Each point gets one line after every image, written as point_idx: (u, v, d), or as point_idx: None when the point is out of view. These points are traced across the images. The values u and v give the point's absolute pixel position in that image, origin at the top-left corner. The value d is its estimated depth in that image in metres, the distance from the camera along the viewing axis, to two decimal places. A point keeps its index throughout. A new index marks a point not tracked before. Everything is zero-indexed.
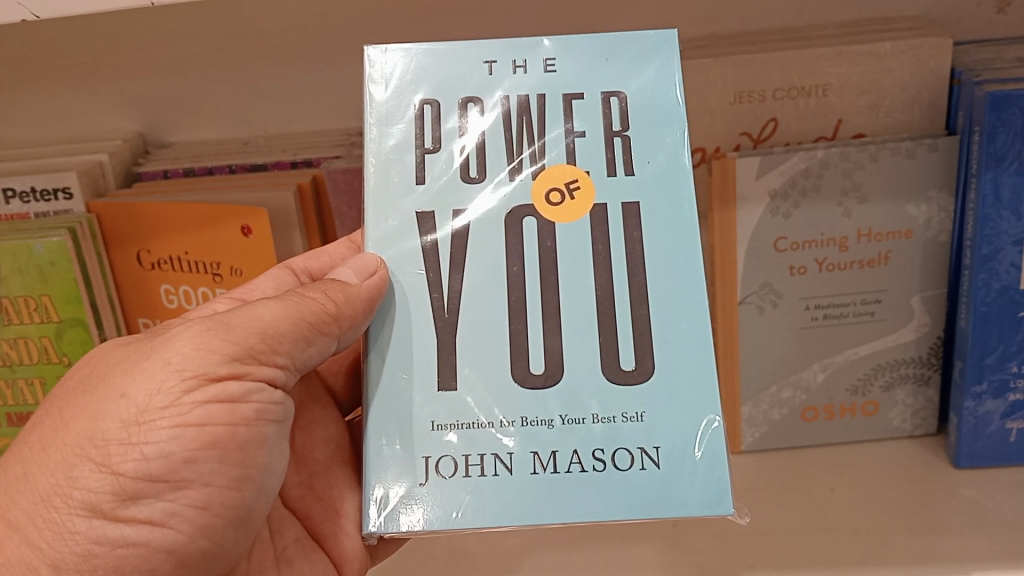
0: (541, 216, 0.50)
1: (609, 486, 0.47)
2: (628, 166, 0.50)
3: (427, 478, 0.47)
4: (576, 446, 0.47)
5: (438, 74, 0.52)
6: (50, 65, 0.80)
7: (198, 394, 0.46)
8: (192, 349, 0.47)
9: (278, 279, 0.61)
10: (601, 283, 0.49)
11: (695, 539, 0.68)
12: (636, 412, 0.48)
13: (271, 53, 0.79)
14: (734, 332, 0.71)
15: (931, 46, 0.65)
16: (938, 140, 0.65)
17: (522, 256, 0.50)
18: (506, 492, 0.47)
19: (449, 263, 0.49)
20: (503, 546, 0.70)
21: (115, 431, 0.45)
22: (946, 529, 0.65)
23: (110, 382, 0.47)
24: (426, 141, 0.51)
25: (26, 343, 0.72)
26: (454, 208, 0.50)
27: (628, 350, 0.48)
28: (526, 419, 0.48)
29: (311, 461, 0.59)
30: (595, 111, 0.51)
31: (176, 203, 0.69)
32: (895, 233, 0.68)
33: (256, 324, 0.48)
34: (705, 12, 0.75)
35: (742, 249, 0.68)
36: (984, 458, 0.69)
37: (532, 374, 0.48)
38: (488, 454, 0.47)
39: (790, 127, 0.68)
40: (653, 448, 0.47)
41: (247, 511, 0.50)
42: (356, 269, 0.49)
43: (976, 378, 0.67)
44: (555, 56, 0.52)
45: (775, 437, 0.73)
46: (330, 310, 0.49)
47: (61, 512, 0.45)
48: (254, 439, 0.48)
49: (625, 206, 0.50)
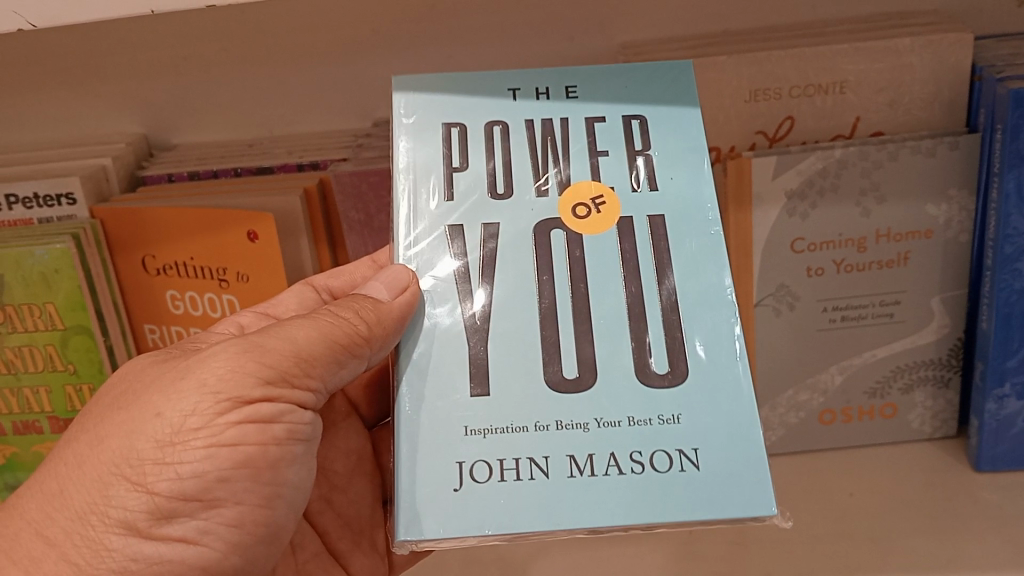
0: (568, 229, 0.49)
1: (647, 488, 0.45)
2: (652, 182, 0.50)
3: (461, 483, 0.45)
4: (613, 449, 0.46)
5: (461, 100, 0.52)
6: (50, 67, 0.79)
7: (232, 415, 0.45)
8: (228, 371, 0.46)
9: (300, 295, 0.62)
10: (630, 293, 0.48)
11: (710, 547, 0.66)
12: (672, 415, 0.47)
13: (274, 53, 0.77)
14: (751, 336, 0.69)
15: (952, 41, 0.63)
16: (959, 138, 0.63)
17: (552, 266, 0.49)
18: (543, 496, 0.45)
19: (479, 275, 0.49)
20: (515, 552, 0.69)
21: (150, 450, 0.45)
22: (970, 536, 0.63)
23: (145, 402, 0.46)
24: (453, 160, 0.51)
25: (32, 350, 0.71)
26: (484, 222, 0.50)
27: (661, 355, 0.48)
28: (561, 423, 0.46)
29: (331, 475, 0.61)
30: (616, 133, 0.51)
31: (191, 210, 0.68)
32: (914, 234, 0.66)
33: (290, 347, 0.48)
34: (717, 8, 0.73)
35: (759, 252, 0.67)
36: (1006, 460, 0.68)
37: (565, 378, 0.47)
38: (524, 457, 0.46)
39: (807, 125, 0.66)
40: (692, 449, 0.46)
41: (277, 528, 0.49)
42: (387, 284, 0.48)
43: (998, 381, 0.66)
44: (578, 83, 0.52)
45: (793, 441, 0.72)
46: (361, 332, 0.48)
47: (98, 529, 0.45)
48: (285, 457, 0.48)
49: (651, 218, 0.50)
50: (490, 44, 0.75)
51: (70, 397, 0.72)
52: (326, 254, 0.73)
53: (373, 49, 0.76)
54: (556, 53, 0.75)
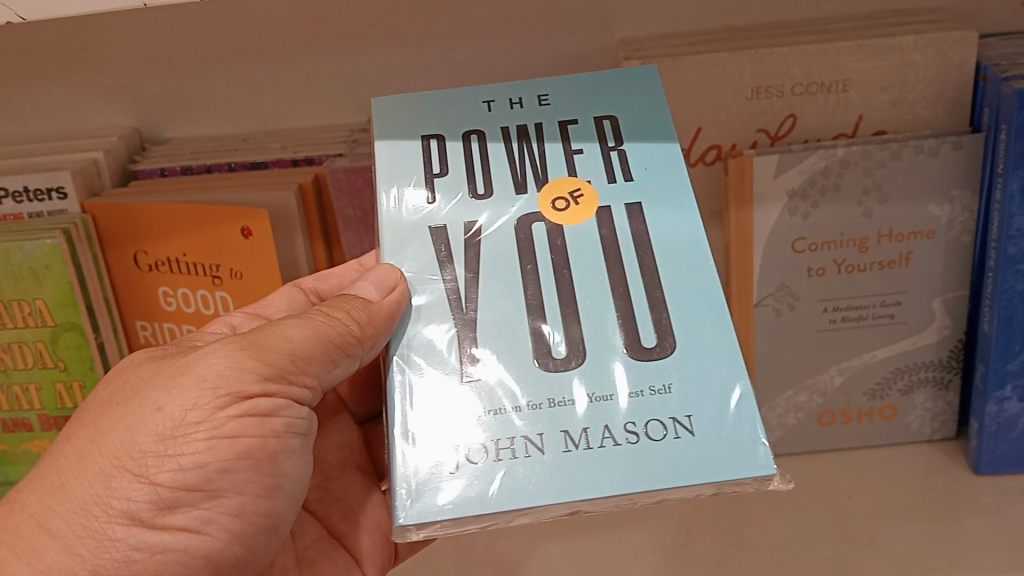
0: (549, 221, 0.49)
1: (645, 458, 0.44)
2: (626, 172, 0.50)
3: (458, 465, 0.44)
4: (607, 423, 0.45)
5: (440, 117, 0.52)
6: (40, 59, 0.78)
7: (232, 409, 0.45)
8: (226, 367, 0.45)
9: (289, 296, 0.61)
10: (615, 286, 0.48)
11: (706, 549, 0.66)
12: (663, 385, 0.46)
13: (269, 46, 0.76)
14: (749, 335, 0.69)
15: (956, 40, 0.62)
16: (962, 138, 0.63)
17: (536, 255, 0.48)
18: (540, 472, 0.44)
19: (465, 265, 0.48)
20: (510, 553, 0.68)
21: (151, 444, 0.44)
22: (969, 540, 0.63)
23: (144, 396, 0.46)
24: (433, 167, 0.51)
25: (21, 347, 0.70)
26: (466, 221, 0.49)
27: (648, 328, 0.47)
28: (553, 401, 0.45)
29: (325, 466, 0.60)
30: (589, 133, 0.51)
31: (188, 205, 0.67)
32: (916, 234, 0.65)
33: (286, 345, 0.47)
34: (718, 4, 0.72)
35: (759, 251, 0.66)
36: (1005, 463, 0.67)
37: (552, 357, 0.46)
38: (518, 436, 0.45)
39: (809, 123, 0.66)
40: (686, 416, 0.45)
41: (277, 519, 0.49)
42: (376, 284, 0.47)
43: (999, 384, 0.65)
44: (548, 91, 0.53)
45: (791, 441, 0.71)
46: (354, 331, 0.47)
47: (101, 520, 0.44)
48: (284, 450, 0.47)
49: (629, 206, 0.49)
50: (488, 40, 0.74)
51: (61, 395, 0.71)
52: (321, 250, 0.71)
53: (370, 43, 0.75)
54: (555, 49, 0.74)
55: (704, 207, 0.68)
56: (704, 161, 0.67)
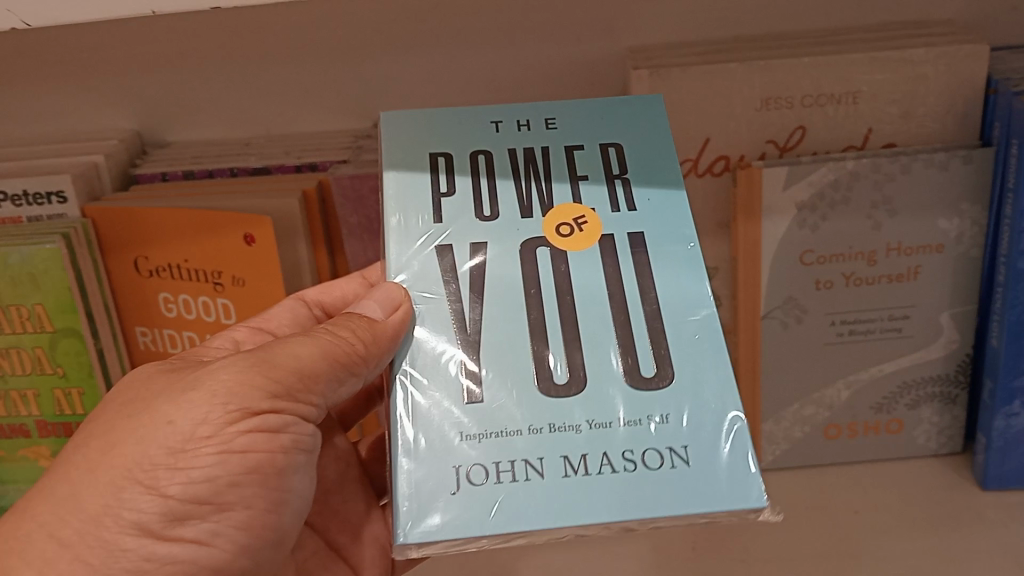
0: (552, 246, 0.48)
1: (641, 488, 0.43)
2: (630, 203, 0.50)
3: (459, 486, 0.44)
4: (605, 449, 0.44)
5: (446, 131, 0.52)
6: (41, 60, 0.77)
7: (242, 424, 0.44)
8: (236, 383, 0.45)
9: (293, 311, 0.61)
10: (617, 312, 0.47)
11: (713, 565, 0.65)
12: (662, 416, 0.45)
13: (273, 50, 0.75)
14: (757, 348, 0.68)
15: (967, 53, 0.62)
16: (973, 151, 0.62)
17: (540, 279, 0.48)
18: (539, 496, 0.43)
19: (469, 290, 0.47)
20: (512, 566, 0.67)
21: (162, 457, 0.43)
22: (978, 556, 0.63)
23: (155, 409, 0.45)
24: (441, 186, 0.50)
25: (19, 353, 0.69)
26: (474, 246, 0.48)
27: (647, 356, 0.46)
28: (553, 425, 0.45)
29: (323, 480, 0.59)
30: (595, 162, 0.51)
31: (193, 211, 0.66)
32: (924, 247, 0.65)
33: (293, 363, 0.46)
34: (727, 14, 0.71)
35: (767, 264, 0.65)
36: (1012, 479, 0.67)
37: (555, 385, 0.46)
38: (519, 460, 0.44)
39: (819, 134, 0.65)
40: (682, 446, 0.45)
41: (284, 532, 0.48)
42: (380, 301, 0.47)
43: (1006, 399, 0.65)
44: (554, 115, 0.52)
45: (796, 455, 0.71)
46: (359, 351, 0.47)
47: (111, 531, 0.43)
48: (290, 467, 0.47)
49: (632, 236, 0.49)
50: (495, 47, 0.74)
51: (60, 400, 0.71)
52: (326, 262, 0.71)
53: (375, 48, 0.74)
54: (562, 57, 0.73)
55: (712, 219, 0.68)
56: (712, 171, 0.66)
